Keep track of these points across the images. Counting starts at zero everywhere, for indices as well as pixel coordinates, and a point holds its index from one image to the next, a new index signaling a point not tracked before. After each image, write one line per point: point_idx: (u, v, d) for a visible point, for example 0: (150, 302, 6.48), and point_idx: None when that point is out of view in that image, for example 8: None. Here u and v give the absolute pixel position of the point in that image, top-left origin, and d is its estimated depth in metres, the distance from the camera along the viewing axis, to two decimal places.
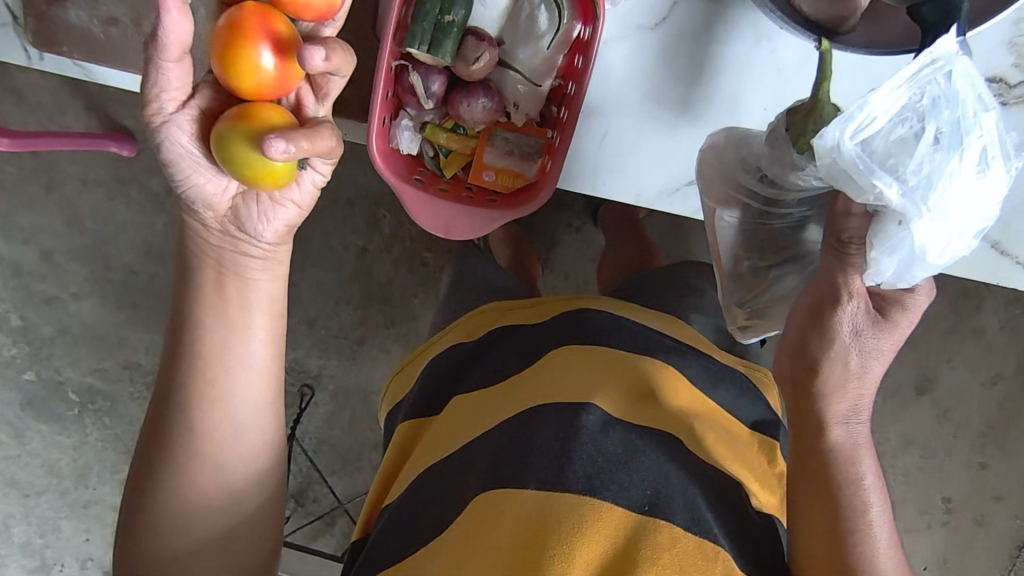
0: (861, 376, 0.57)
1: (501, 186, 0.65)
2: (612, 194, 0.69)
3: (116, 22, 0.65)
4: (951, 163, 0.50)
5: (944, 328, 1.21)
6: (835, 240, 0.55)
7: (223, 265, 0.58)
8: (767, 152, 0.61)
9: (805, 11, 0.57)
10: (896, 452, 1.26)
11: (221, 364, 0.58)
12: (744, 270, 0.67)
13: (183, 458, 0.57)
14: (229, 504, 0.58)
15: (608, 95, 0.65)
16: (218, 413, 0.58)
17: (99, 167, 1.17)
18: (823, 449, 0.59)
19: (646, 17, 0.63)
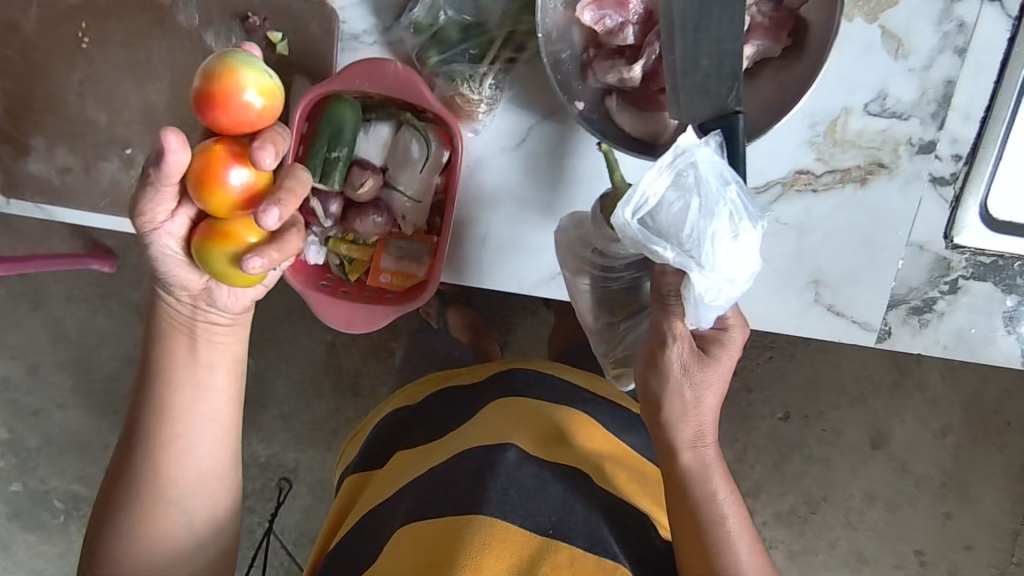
0: (698, 406, 0.67)
1: (397, 285, 0.76)
2: (496, 286, 0.80)
3: (70, 170, 0.78)
4: (711, 226, 0.61)
5: (886, 385, 1.27)
6: (658, 294, 0.66)
7: (188, 333, 0.63)
8: (595, 232, 0.72)
9: (627, 130, 0.70)
10: (861, 508, 1.30)
11: (183, 430, 0.63)
12: (600, 325, 0.78)
13: (142, 521, 0.62)
14: (189, 545, 0.64)
15: (483, 203, 0.78)
16: (177, 477, 0.63)
17: (78, 287, 1.28)
18: (678, 470, 0.68)
19: (507, 139, 0.76)
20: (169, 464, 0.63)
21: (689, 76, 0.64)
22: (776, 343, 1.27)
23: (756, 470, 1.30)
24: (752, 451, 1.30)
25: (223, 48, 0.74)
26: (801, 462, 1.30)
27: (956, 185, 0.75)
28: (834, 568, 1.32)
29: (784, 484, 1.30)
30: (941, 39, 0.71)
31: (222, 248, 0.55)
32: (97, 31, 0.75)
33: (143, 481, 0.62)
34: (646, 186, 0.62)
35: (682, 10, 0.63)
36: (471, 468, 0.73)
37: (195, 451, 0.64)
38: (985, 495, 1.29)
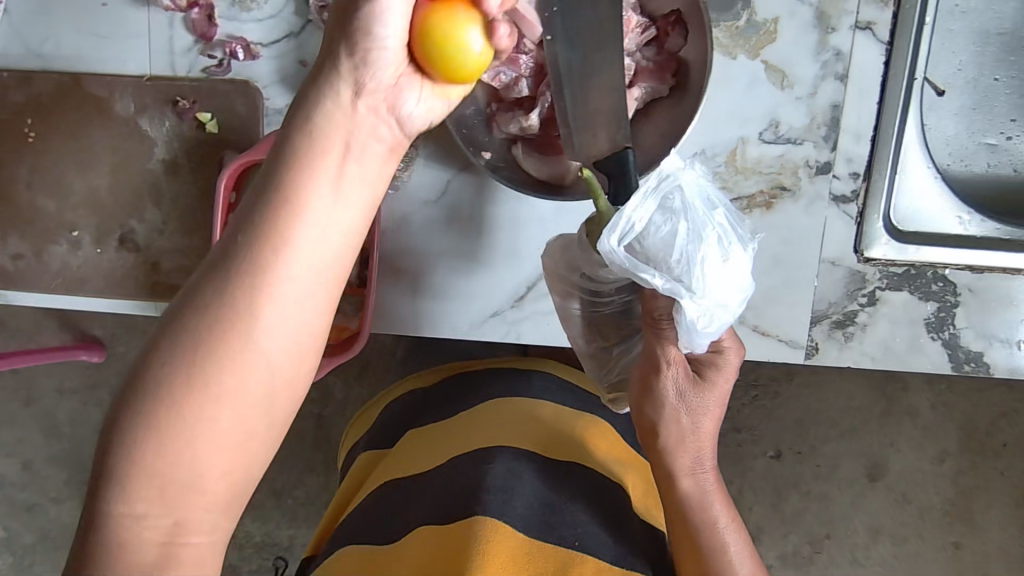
0: (695, 434, 0.71)
1: (335, 338, 0.83)
2: (430, 333, 0.83)
3: (22, 256, 0.83)
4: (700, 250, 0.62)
5: (876, 415, 1.27)
6: (651, 320, 0.67)
7: (340, 127, 0.48)
8: (580, 256, 0.72)
9: (534, 174, 0.75)
10: (866, 543, 1.28)
11: (287, 262, 0.44)
12: (598, 353, 0.78)
13: (202, 379, 0.43)
14: (258, 406, 0.45)
15: (415, 253, 0.82)
16: (262, 334, 0.44)
17: (66, 380, 1.32)
18: (677, 498, 0.72)
19: (429, 193, 0.81)
20: (255, 304, 0.44)
21: (580, 119, 0.69)
22: (759, 382, 1.28)
23: (755, 512, 1.29)
24: (748, 492, 1.29)
25: (158, 132, 0.80)
26: (800, 499, 1.29)
27: (858, 203, 0.78)
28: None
29: (786, 525, 1.29)
30: (822, 68, 0.76)
31: (464, 12, 0.51)
32: (42, 127, 0.81)
33: (216, 316, 0.44)
34: (634, 213, 0.62)
35: (567, 61, 0.68)
36: (499, 474, 0.75)
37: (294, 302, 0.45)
38: (993, 522, 1.27)
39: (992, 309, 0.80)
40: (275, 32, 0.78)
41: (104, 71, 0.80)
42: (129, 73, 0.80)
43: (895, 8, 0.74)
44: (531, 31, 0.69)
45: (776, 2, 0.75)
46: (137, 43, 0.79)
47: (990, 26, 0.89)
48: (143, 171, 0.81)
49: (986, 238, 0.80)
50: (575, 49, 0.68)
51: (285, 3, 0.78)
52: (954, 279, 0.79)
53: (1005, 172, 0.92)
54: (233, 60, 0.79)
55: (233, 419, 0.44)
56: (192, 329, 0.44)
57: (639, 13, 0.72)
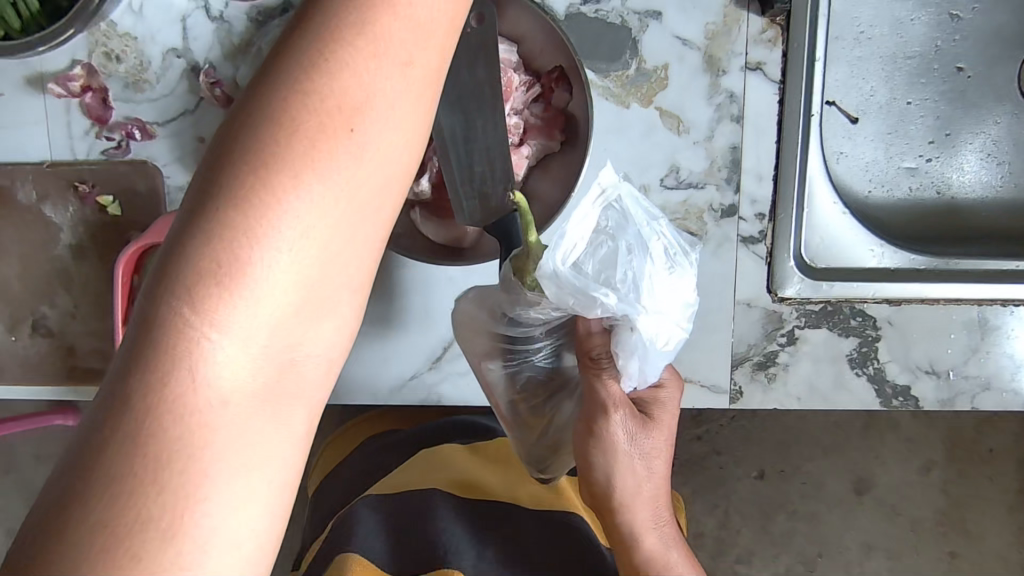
0: (648, 480, 0.68)
1: None
2: (350, 398, 0.82)
3: None
4: (652, 264, 0.57)
5: (858, 430, 1.24)
6: (589, 360, 0.62)
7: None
8: (507, 297, 0.63)
9: (432, 239, 0.75)
10: (861, 560, 1.25)
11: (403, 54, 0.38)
12: (524, 411, 0.69)
13: (312, 142, 0.36)
14: (363, 203, 0.37)
15: None
16: (379, 97, 0.38)
17: (44, 447, 1.31)
18: (636, 559, 0.69)
19: None
20: (353, 92, 0.37)
21: (466, 183, 0.69)
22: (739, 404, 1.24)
23: (744, 535, 1.26)
24: (734, 515, 1.25)
25: (62, 218, 0.80)
26: (788, 520, 1.25)
27: (766, 243, 0.77)
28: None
29: (776, 546, 1.25)
30: (716, 111, 0.75)
31: None
32: None
33: (328, 64, 0.37)
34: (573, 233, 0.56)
35: (450, 126, 0.67)
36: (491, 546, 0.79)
37: (414, 58, 0.39)
38: (988, 530, 1.24)
39: (914, 340, 0.77)
40: (169, 111, 0.79)
41: (10, 160, 0.80)
42: (30, 161, 0.80)
43: (784, 47, 0.74)
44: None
45: (663, 47, 0.74)
46: (35, 132, 0.79)
47: (899, 50, 0.89)
48: (52, 257, 0.81)
49: (900, 269, 0.79)
50: (457, 112, 0.67)
51: (178, 82, 0.78)
52: (872, 313, 0.77)
53: (928, 195, 0.91)
54: (131, 141, 0.79)
55: (342, 199, 0.37)
56: (292, 85, 0.36)
57: (523, 72, 0.72)
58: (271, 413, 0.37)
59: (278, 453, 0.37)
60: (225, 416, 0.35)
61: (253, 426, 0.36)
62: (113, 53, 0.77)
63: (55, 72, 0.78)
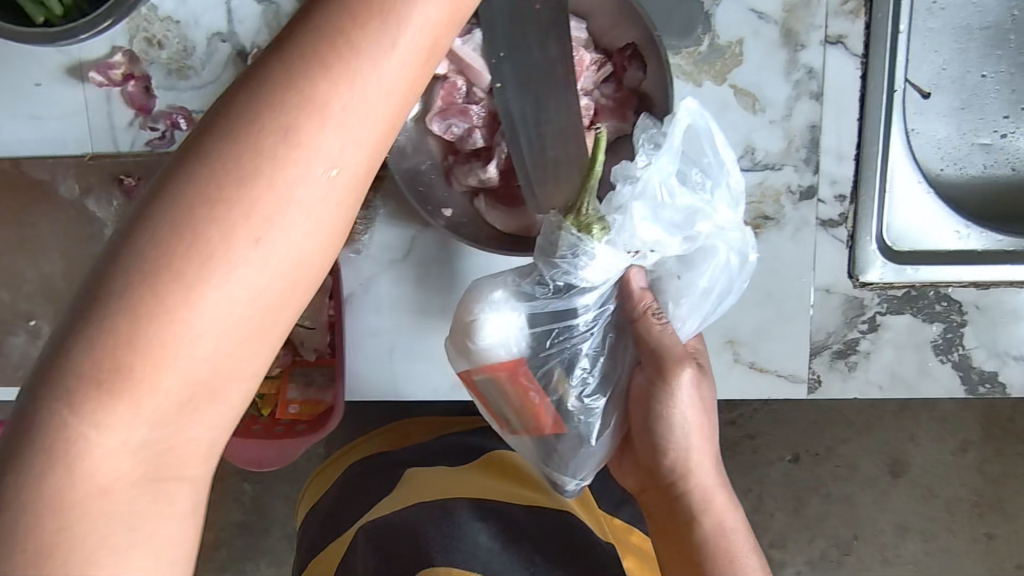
0: (708, 437, 0.69)
1: (305, 415, 0.76)
2: (411, 395, 0.80)
3: None
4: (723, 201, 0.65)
5: (892, 411, 1.20)
6: (649, 313, 0.66)
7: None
8: (548, 264, 0.65)
9: (499, 228, 0.70)
10: (895, 543, 1.22)
11: (323, 149, 0.34)
12: (580, 404, 0.67)
13: (202, 250, 0.33)
14: (261, 306, 0.34)
15: (385, 317, 0.78)
16: (286, 204, 0.34)
17: None
18: (698, 535, 0.68)
19: (394, 252, 0.76)
20: (269, 183, 0.33)
21: (539, 169, 0.65)
22: None
23: (777, 519, 1.22)
24: (768, 500, 1.22)
25: (108, 213, 0.77)
26: (822, 503, 1.22)
27: (847, 226, 0.73)
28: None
29: (808, 530, 1.22)
30: (794, 88, 0.71)
31: None
32: None
33: (234, 156, 0.33)
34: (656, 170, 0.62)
35: (520, 109, 0.64)
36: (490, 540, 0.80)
37: (342, 163, 0.35)
38: None
39: (1001, 325, 0.74)
40: (213, 99, 0.75)
41: (48, 154, 0.76)
42: (71, 154, 0.76)
43: (867, 18, 0.70)
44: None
45: (738, 22, 0.70)
46: (75, 123, 0.76)
47: (973, 21, 0.84)
48: (95, 253, 0.78)
49: (988, 251, 0.75)
50: (528, 94, 0.64)
51: (224, 67, 0.74)
52: (958, 298, 0.74)
53: (1002, 173, 0.87)
54: (176, 131, 0.75)
55: (237, 306, 0.34)
56: (206, 172, 0.33)
57: (593, 50, 0.68)
58: (157, 501, 0.36)
59: (166, 544, 0.36)
60: (112, 507, 0.34)
61: (135, 517, 0.35)
62: (155, 39, 0.74)
63: (94, 60, 0.74)
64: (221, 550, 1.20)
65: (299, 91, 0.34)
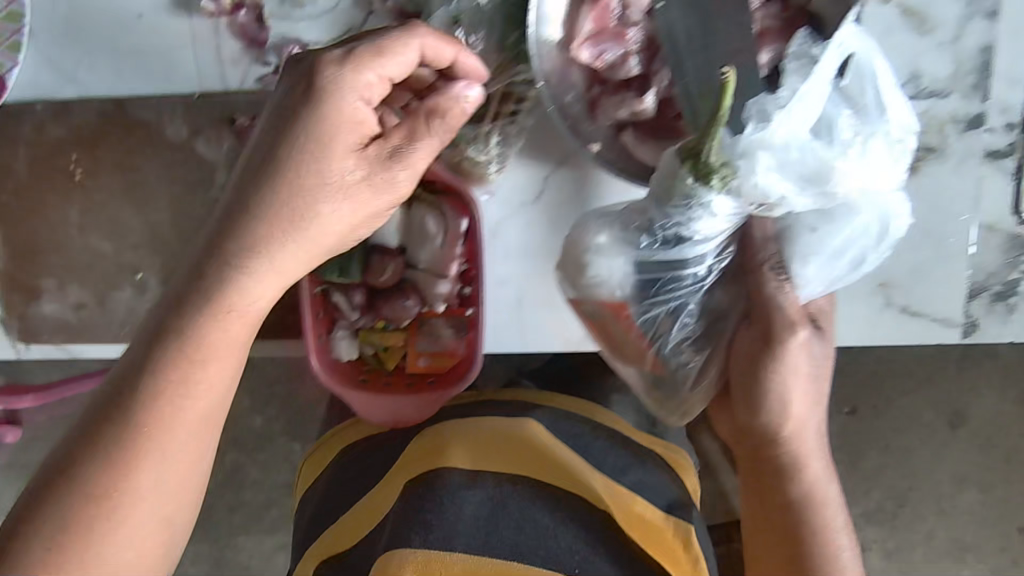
0: (817, 406, 0.66)
1: (436, 369, 0.73)
2: (542, 346, 0.76)
3: (84, 305, 0.75)
4: (872, 151, 0.57)
5: (953, 363, 1.15)
6: (765, 268, 0.62)
7: (273, 228, 0.53)
8: (657, 210, 0.60)
9: (650, 164, 0.66)
10: (951, 494, 1.17)
11: (238, 318, 0.53)
12: (685, 351, 0.67)
13: (82, 516, 0.49)
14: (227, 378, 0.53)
15: (513, 264, 0.74)
16: (144, 464, 0.50)
17: None
18: (790, 490, 0.68)
19: (525, 193, 0.72)
20: (219, 319, 0.52)
21: (704, 94, 0.60)
22: None
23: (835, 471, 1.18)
24: None
25: (219, 154, 0.72)
26: (879, 455, 1.17)
27: (1015, 156, 0.68)
28: (936, 561, 1.18)
29: (865, 481, 1.18)
30: (967, 7, 0.66)
31: None
32: (88, 161, 0.72)
33: (182, 336, 0.51)
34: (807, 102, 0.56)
35: (687, 30, 0.61)
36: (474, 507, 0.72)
37: (249, 308, 0.53)
38: None
39: None
40: (335, 28, 0.68)
41: (151, 92, 0.70)
42: (179, 92, 0.71)
43: None
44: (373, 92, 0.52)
45: None
46: (181, 57, 0.70)
47: None
48: (205, 199, 0.73)
49: None
50: (693, 15, 0.61)
51: None
52: None
53: None
54: (291, 65, 0.69)
55: (185, 402, 0.51)
56: (188, 334, 0.51)
57: None
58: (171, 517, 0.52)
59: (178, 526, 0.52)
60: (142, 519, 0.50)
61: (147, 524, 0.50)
62: None
63: None
64: (271, 511, 1.18)
65: (215, 302, 0.52)
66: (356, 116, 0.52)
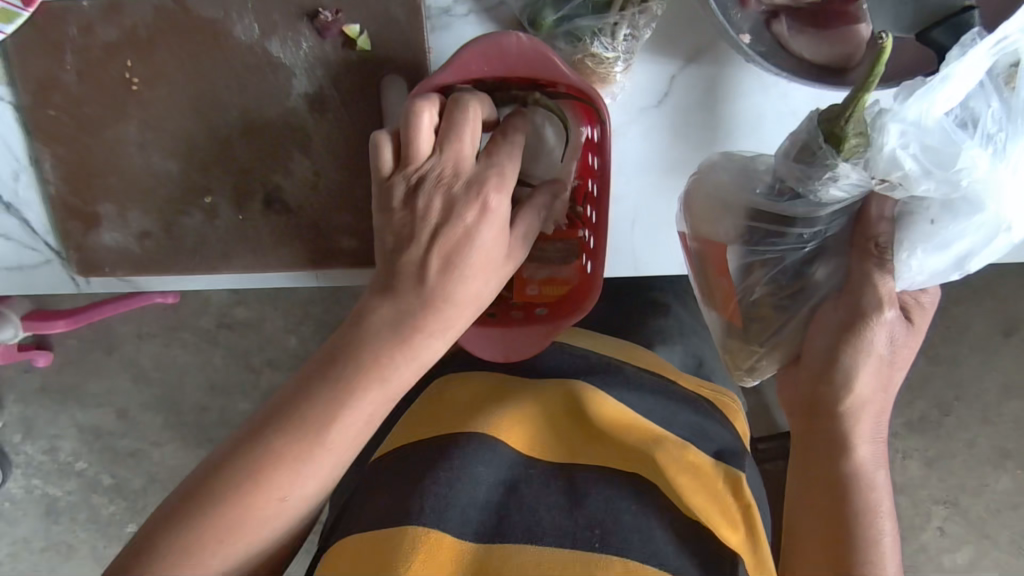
0: (885, 387, 0.57)
1: (548, 297, 0.68)
2: (659, 270, 0.68)
3: (149, 234, 0.67)
4: (1013, 156, 0.48)
5: (1011, 272, 1.11)
6: (871, 245, 0.53)
7: (420, 325, 0.54)
8: (786, 161, 0.53)
9: (807, 58, 0.57)
10: (999, 402, 1.15)
11: (311, 470, 0.53)
12: (764, 306, 0.59)
13: (248, 515, 0.52)
14: (292, 512, 0.54)
15: (629, 180, 0.65)
16: (307, 476, 0.53)
17: (144, 325, 1.19)
18: (845, 468, 0.57)
19: (648, 97, 0.63)
20: (290, 474, 0.52)
21: None
22: None
23: None
24: None
25: (294, 58, 0.62)
26: (926, 364, 1.15)
27: None
28: (976, 469, 1.17)
29: (912, 391, 1.16)
30: None
31: None
32: (147, 68, 0.63)
33: (265, 453, 0.52)
34: (960, 77, 0.47)
35: None
36: (487, 485, 0.60)
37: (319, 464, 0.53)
38: None
39: None
40: None
41: None
42: None
43: None
44: (495, 228, 0.53)
45: None
46: None
47: None
48: (283, 111, 0.64)
49: None
50: None
51: None
52: None
53: None
54: None
55: (257, 528, 0.52)
56: (262, 458, 0.52)
57: None
58: None
59: None
60: None
61: None
62: None
63: None
64: None
65: (291, 433, 0.52)
66: (500, 220, 0.53)
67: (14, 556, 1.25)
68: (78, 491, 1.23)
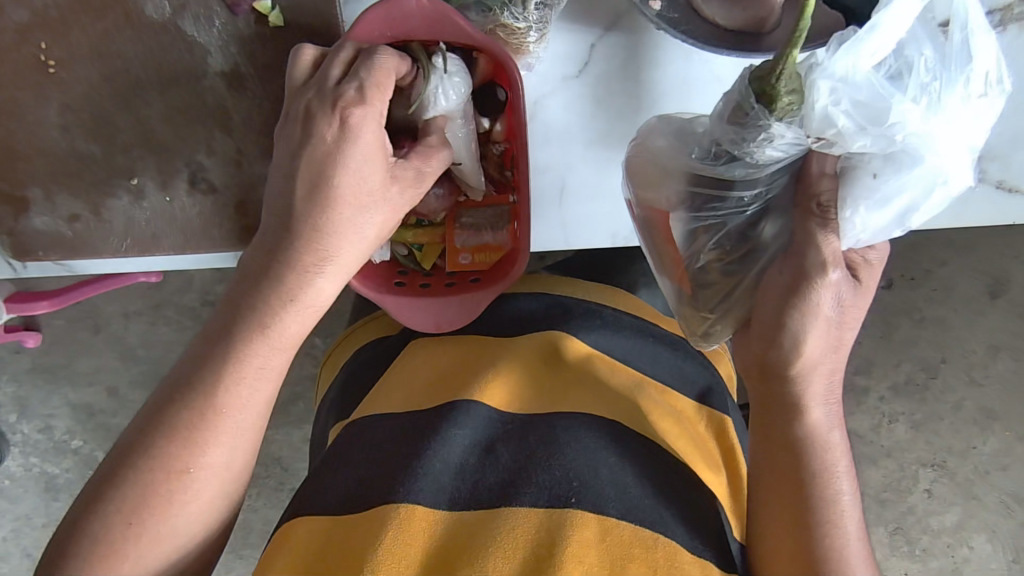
0: (837, 347, 0.53)
1: (480, 265, 0.68)
2: (589, 242, 0.67)
3: (79, 217, 0.67)
4: (947, 106, 0.45)
5: (992, 232, 1.10)
6: (813, 206, 0.50)
7: (296, 261, 0.52)
8: (721, 122, 0.53)
9: (722, 24, 0.56)
10: (985, 362, 1.14)
11: (200, 465, 0.51)
12: (714, 271, 0.57)
13: (158, 492, 0.49)
14: (195, 514, 0.51)
15: (554, 151, 0.64)
16: (210, 444, 0.51)
17: (133, 304, 1.20)
18: (797, 431, 0.55)
19: (568, 66, 0.62)
20: (174, 473, 0.50)
21: None
22: None
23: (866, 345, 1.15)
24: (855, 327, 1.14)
25: (207, 35, 0.61)
26: (911, 327, 1.14)
27: None
28: (962, 430, 1.16)
29: (896, 354, 1.15)
30: None
31: None
32: (60, 49, 0.62)
33: (146, 455, 0.50)
34: (889, 23, 0.44)
35: None
36: (463, 448, 0.60)
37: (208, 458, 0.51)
38: None
39: None
40: None
41: None
42: None
43: None
44: (364, 142, 0.51)
45: None
46: None
47: None
48: (200, 89, 0.63)
49: None
50: None
51: None
52: None
53: None
54: None
55: (157, 538, 0.50)
56: (147, 461, 0.50)
57: None
58: None
59: None
60: None
61: None
62: None
63: None
64: (299, 404, 1.14)
65: (174, 428, 0.50)
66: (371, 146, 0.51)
67: (17, 532, 1.26)
68: (76, 467, 1.24)
